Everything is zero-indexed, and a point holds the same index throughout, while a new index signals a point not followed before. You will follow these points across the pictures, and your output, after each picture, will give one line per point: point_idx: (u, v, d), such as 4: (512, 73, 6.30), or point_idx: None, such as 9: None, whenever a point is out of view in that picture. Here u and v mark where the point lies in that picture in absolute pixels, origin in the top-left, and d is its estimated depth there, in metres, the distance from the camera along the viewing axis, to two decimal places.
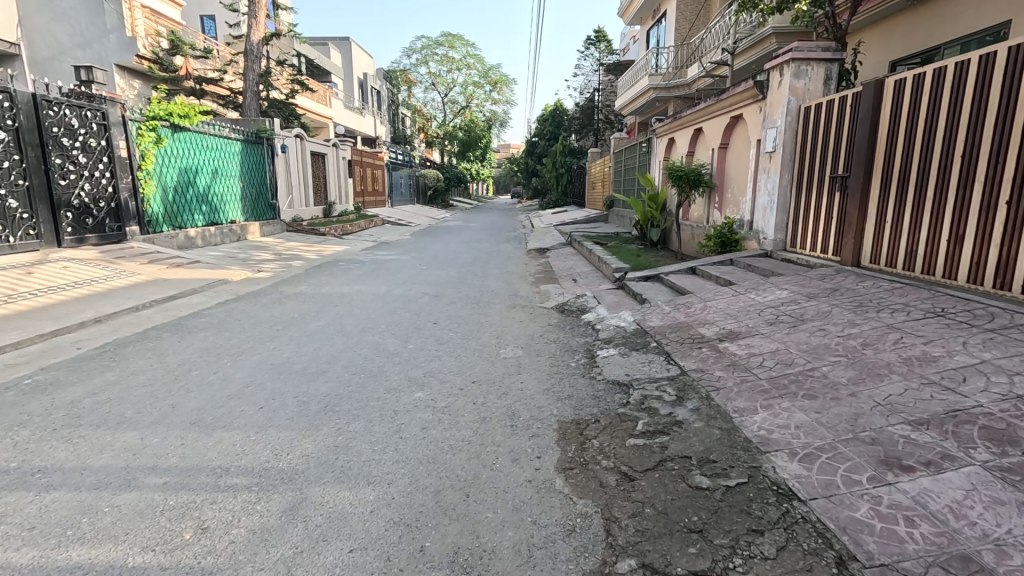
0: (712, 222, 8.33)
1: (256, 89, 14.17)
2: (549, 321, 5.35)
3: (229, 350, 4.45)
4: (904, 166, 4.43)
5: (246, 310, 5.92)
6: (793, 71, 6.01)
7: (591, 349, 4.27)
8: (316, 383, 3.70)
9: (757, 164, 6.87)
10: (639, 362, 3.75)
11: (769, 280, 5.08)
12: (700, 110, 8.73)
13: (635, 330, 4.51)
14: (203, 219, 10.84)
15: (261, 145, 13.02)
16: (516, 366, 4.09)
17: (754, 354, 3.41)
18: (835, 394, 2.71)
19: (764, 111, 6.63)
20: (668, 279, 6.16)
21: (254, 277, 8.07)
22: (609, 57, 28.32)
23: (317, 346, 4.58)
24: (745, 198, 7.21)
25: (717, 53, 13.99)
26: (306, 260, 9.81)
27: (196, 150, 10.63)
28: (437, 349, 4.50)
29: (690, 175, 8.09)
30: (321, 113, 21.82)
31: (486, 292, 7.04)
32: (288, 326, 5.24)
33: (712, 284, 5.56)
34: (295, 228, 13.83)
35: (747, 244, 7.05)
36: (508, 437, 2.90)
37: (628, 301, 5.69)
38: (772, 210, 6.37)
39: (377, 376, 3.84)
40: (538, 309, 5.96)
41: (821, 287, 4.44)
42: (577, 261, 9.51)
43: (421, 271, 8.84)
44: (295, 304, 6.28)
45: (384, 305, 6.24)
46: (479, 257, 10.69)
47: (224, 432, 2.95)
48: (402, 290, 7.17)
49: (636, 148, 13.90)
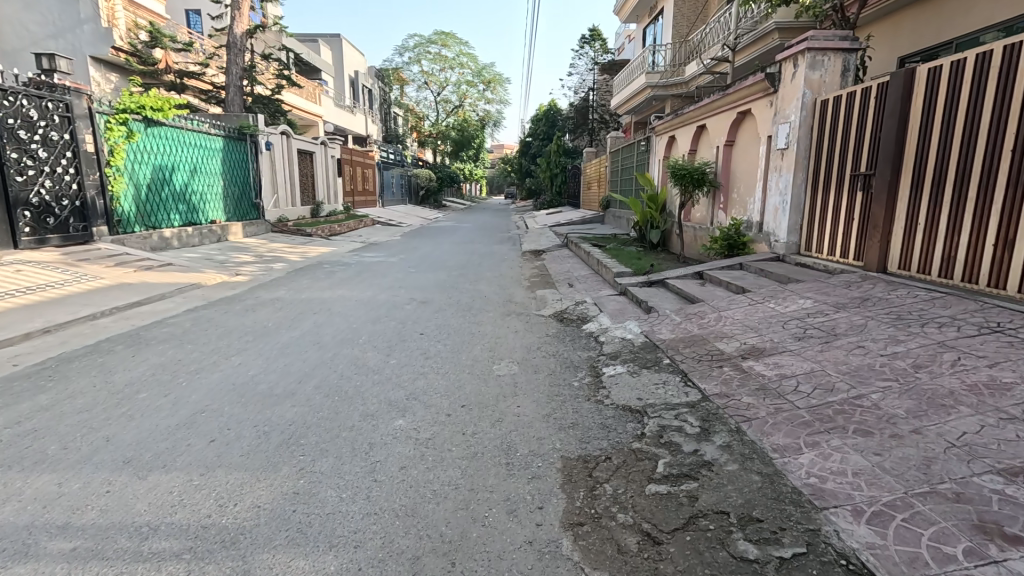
0: (717, 224, 7.93)
1: (239, 83, 13.63)
2: (547, 331, 4.91)
3: (188, 366, 3.94)
4: (941, 163, 4.02)
5: (215, 318, 5.40)
6: (808, 62, 5.58)
7: (595, 365, 3.82)
8: (281, 407, 3.21)
9: (767, 162, 6.46)
10: (651, 383, 3.30)
11: (787, 287, 4.64)
12: (703, 107, 8.32)
13: (644, 343, 4.06)
14: (180, 219, 10.30)
15: (244, 142, 12.46)
16: (512, 385, 3.63)
17: (785, 376, 2.97)
18: (895, 430, 2.26)
19: (776, 105, 6.22)
20: (674, 284, 5.72)
21: (229, 280, 7.55)
22: (604, 57, 27.87)
23: (288, 361, 4.08)
24: (753, 199, 6.80)
25: (717, 49, 13.65)
26: (288, 263, 9.28)
27: (172, 146, 10.07)
28: (424, 365, 4.04)
29: (694, 174, 7.68)
30: (310, 110, 21.24)
31: (479, 298, 6.58)
32: (260, 337, 4.75)
33: (723, 291, 5.13)
34: (280, 228, 13.28)
35: (755, 247, 6.64)
36: (504, 480, 2.43)
37: (633, 309, 5.25)
38: (784, 210, 5.95)
39: (353, 399, 3.36)
40: (534, 317, 5.51)
41: (849, 297, 4.01)
42: (575, 264, 9.06)
43: (409, 274, 8.37)
44: (271, 311, 5.78)
45: (368, 312, 5.77)
46: (472, 259, 10.21)
47: (161, 474, 2.45)
48: (388, 296, 6.68)
49: (634, 147, 13.49)
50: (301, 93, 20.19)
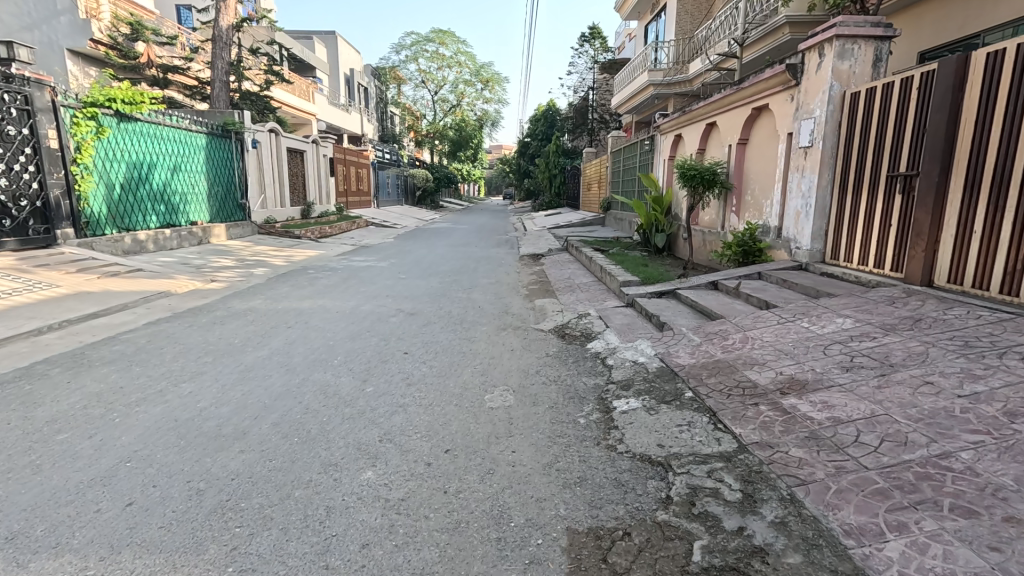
0: (728, 228, 7.40)
1: (225, 78, 13.06)
2: (547, 351, 4.36)
3: (128, 396, 3.37)
4: (1004, 162, 3.49)
5: (175, 333, 4.82)
6: (836, 51, 5.05)
7: (603, 397, 3.27)
8: (226, 454, 2.65)
9: (787, 161, 5.92)
10: (673, 425, 2.74)
11: (819, 302, 4.10)
12: (714, 103, 7.79)
13: (660, 369, 3.51)
14: (158, 220, 9.72)
15: (228, 140, 11.87)
16: (507, 423, 3.08)
17: (841, 421, 2.42)
18: (1010, 511, 1.72)
19: (797, 99, 5.68)
20: (689, 296, 5.17)
21: (203, 288, 6.98)
22: (603, 56, 27.30)
23: (248, 388, 3.52)
24: (771, 201, 6.27)
25: (723, 45, 13.17)
26: (270, 268, 8.70)
27: (149, 142, 9.49)
28: (404, 395, 3.47)
29: (705, 175, 7.13)
30: (303, 108, 20.69)
31: (472, 309, 6.03)
32: (222, 356, 4.18)
33: (745, 306, 4.58)
34: (267, 230, 12.68)
35: (773, 254, 6.11)
36: (493, 569, 1.86)
37: (643, 325, 4.70)
38: (808, 214, 5.42)
39: (316, 443, 2.80)
40: (532, 333, 4.96)
41: (897, 316, 3.47)
42: (576, 270, 8.51)
43: (399, 281, 7.81)
44: (241, 324, 5.21)
45: (349, 326, 5.21)
46: (466, 263, 9.65)
47: (48, 559, 1.89)
48: (374, 306, 6.13)
49: (637, 146, 12.95)
50: (293, 91, 19.60)
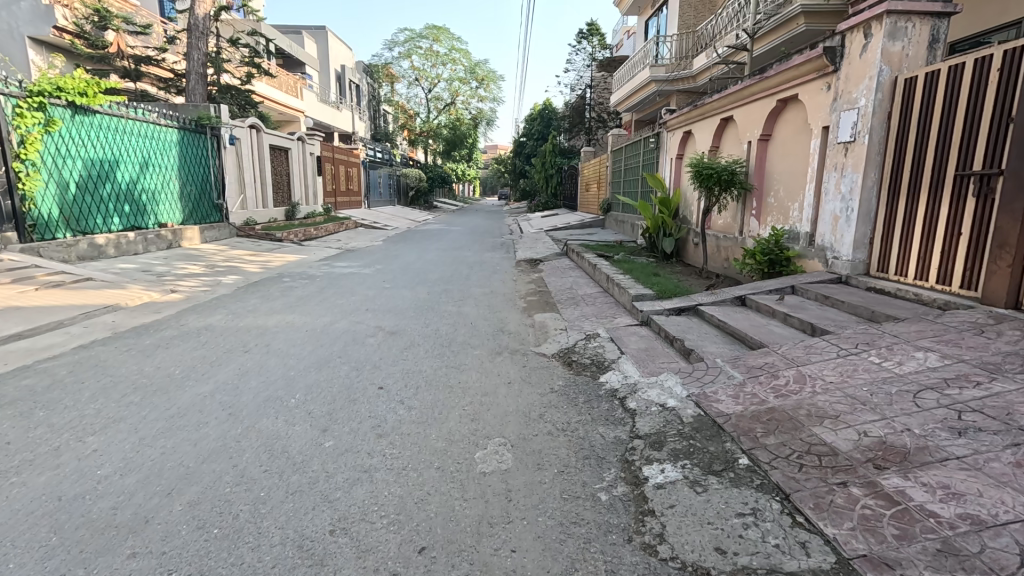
0: (748, 233, 6.69)
1: (202, 70, 12.25)
2: (551, 387, 3.61)
3: (9, 457, 2.59)
4: None
5: (108, 360, 4.04)
6: (887, 30, 4.34)
7: (629, 460, 2.51)
8: (105, 565, 1.87)
9: (822, 158, 5.22)
10: (734, 516, 1.99)
11: (883, 328, 3.38)
12: (731, 95, 7.05)
13: (698, 420, 2.77)
14: (121, 223, 8.87)
15: (203, 135, 11.04)
16: (504, 500, 2.31)
17: (986, 527, 1.69)
18: None
19: (834, 88, 4.97)
20: (716, 315, 4.43)
21: (158, 300, 6.18)
22: (601, 52, 26.27)
23: (172, 444, 2.75)
24: (802, 204, 5.56)
25: (732, 37, 12.44)
26: (243, 276, 7.89)
27: (111, 137, 8.65)
28: (372, 455, 2.70)
29: (723, 174, 6.41)
30: (289, 105, 19.82)
31: (463, 326, 5.26)
32: (155, 395, 3.40)
33: (786, 331, 3.86)
34: (246, 232, 11.87)
35: (805, 264, 5.42)
36: None
37: (664, 352, 3.95)
38: (849, 219, 4.72)
39: (240, 539, 2.03)
40: (533, 360, 4.20)
41: (997, 353, 2.75)
42: (579, 278, 7.78)
43: (382, 291, 7.02)
44: (189, 348, 4.41)
45: (317, 350, 4.43)
46: (459, 270, 8.91)
47: None
48: (350, 322, 5.36)
49: (640, 144, 12.22)
50: (278, 86, 18.75)
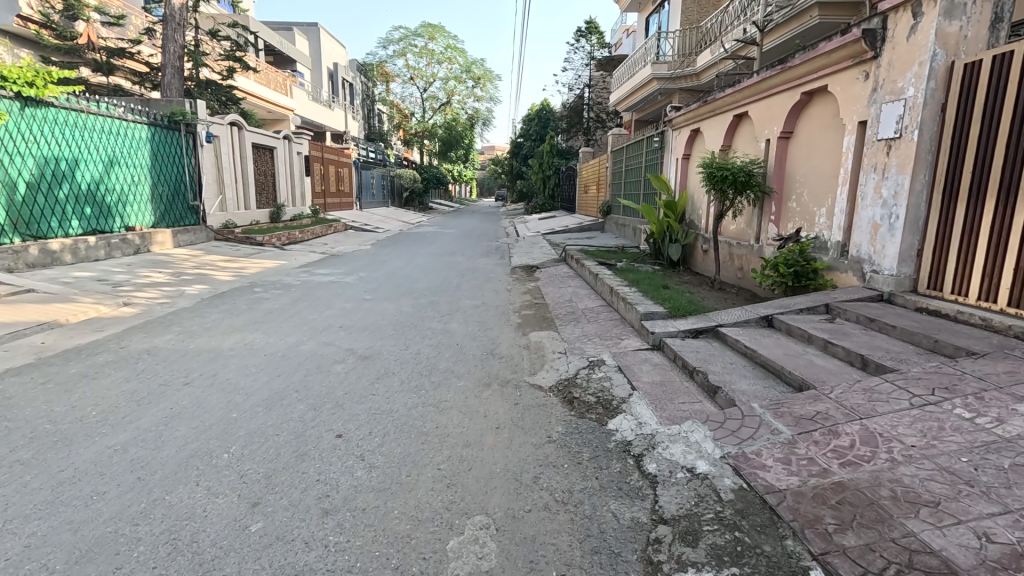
0: (765, 241, 6.06)
1: (179, 64, 11.54)
2: (549, 435, 2.94)
3: None
4: None
5: (15, 396, 3.35)
6: (943, 7, 3.71)
7: (655, 564, 1.84)
8: None
9: (857, 157, 4.58)
10: None
11: (961, 366, 2.74)
12: (746, 89, 6.40)
13: (740, 497, 2.11)
14: (82, 226, 8.16)
15: (177, 133, 10.31)
16: None
17: None
18: None
19: (874, 76, 4.34)
20: (741, 341, 3.78)
21: (107, 315, 5.49)
22: (600, 52, 25.61)
23: (42, 532, 2.07)
24: (832, 210, 4.93)
25: (740, 31, 11.83)
26: (210, 285, 7.19)
27: (67, 133, 7.92)
28: (311, 547, 2.03)
29: (739, 175, 5.76)
30: (278, 102, 19.11)
31: (448, 349, 4.58)
32: (52, 449, 2.70)
33: (832, 365, 3.23)
34: (225, 236, 11.16)
35: (837, 277, 4.77)
36: None
37: (685, 389, 3.30)
38: (894, 228, 4.08)
39: None
40: (528, 395, 3.53)
41: None
42: (579, 288, 7.13)
43: (362, 303, 6.35)
44: (120, 379, 3.71)
45: (272, 380, 3.74)
46: (448, 278, 8.25)
47: None
48: (319, 344, 4.68)
49: (643, 144, 11.57)
50: (266, 82, 18.04)
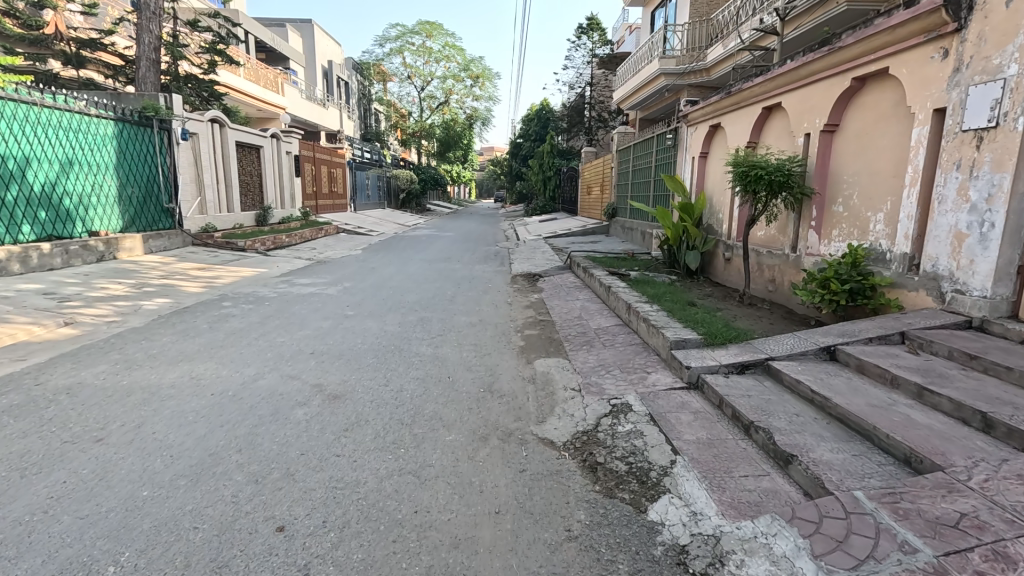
0: (804, 250, 5.26)
1: (155, 56, 10.73)
2: (569, 527, 2.14)
3: None
4: None
5: None
6: None
7: None
8: None
9: (932, 152, 3.78)
10: None
11: None
12: (779, 76, 5.60)
13: None
14: (35, 232, 7.35)
15: (150, 129, 9.50)
16: None
17: None
18: None
19: (957, 52, 3.55)
20: (806, 384, 2.98)
21: (37, 338, 4.65)
22: (601, 49, 24.87)
23: None
24: (895, 215, 4.13)
25: (757, 21, 11.02)
26: (173, 298, 6.38)
27: (15, 129, 7.10)
28: None
29: (776, 175, 4.94)
30: (268, 100, 18.25)
31: (437, 384, 3.78)
32: None
33: (942, 424, 2.43)
34: (203, 240, 10.35)
35: (904, 296, 3.97)
36: None
37: (745, 456, 2.49)
38: (989, 238, 3.30)
39: None
40: (536, 457, 2.72)
41: None
42: (590, 302, 6.33)
43: (342, 322, 5.53)
44: (13, 433, 2.90)
45: (211, 434, 2.94)
46: (443, 289, 7.44)
47: None
48: (281, 377, 3.87)
49: (653, 142, 10.77)
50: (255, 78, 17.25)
